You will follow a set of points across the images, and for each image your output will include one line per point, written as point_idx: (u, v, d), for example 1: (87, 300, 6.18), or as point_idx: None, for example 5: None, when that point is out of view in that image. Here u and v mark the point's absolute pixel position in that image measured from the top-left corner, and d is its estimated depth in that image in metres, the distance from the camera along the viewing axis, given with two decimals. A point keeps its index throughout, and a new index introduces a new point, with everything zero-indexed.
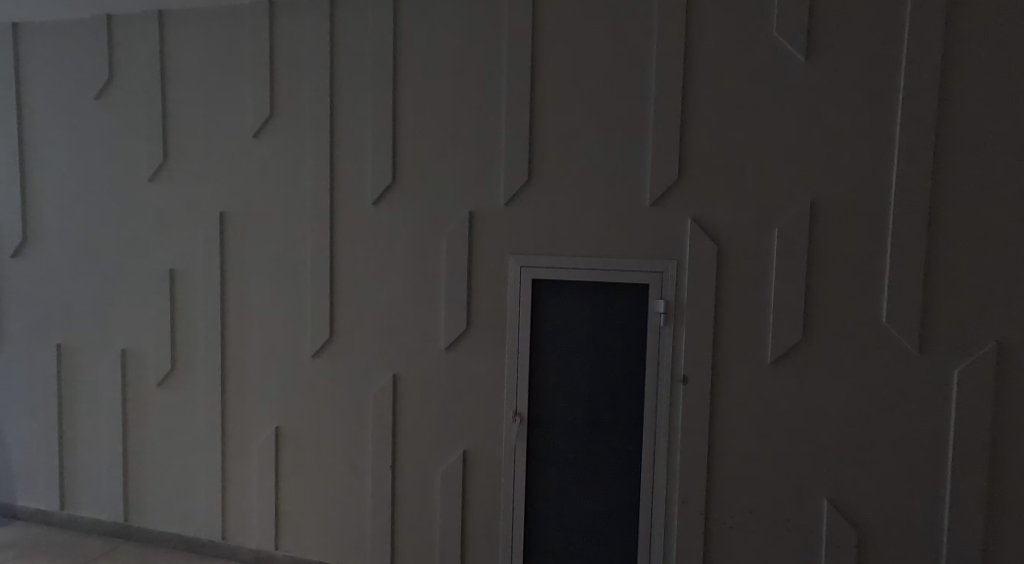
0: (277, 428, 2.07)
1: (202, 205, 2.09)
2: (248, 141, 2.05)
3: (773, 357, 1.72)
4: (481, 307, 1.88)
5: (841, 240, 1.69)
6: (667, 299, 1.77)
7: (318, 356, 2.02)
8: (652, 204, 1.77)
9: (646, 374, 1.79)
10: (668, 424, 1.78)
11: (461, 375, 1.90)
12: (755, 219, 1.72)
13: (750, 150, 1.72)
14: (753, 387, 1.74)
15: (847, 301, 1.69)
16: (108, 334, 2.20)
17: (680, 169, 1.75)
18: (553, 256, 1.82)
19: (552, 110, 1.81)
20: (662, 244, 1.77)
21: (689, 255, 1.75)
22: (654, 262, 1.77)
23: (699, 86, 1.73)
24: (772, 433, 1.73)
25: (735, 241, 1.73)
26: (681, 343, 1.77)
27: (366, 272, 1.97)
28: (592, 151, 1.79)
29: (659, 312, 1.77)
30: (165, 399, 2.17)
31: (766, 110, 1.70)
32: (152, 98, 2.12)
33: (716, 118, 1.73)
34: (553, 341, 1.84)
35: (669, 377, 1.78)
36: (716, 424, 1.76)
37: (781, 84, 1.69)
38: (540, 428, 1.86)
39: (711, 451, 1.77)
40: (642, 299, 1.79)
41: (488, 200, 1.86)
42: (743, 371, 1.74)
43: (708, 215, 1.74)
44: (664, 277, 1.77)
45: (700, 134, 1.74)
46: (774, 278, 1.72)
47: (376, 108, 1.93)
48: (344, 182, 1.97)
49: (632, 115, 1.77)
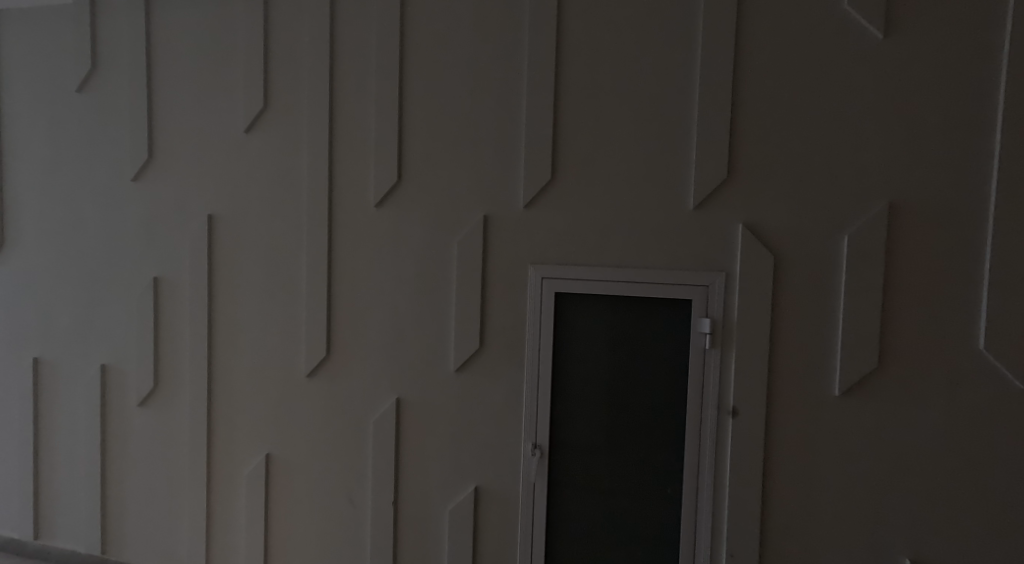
0: (268, 456, 1.85)
1: (190, 206, 1.89)
2: (239, 138, 1.84)
3: (842, 388, 1.50)
4: (496, 323, 1.67)
5: (918, 253, 1.47)
6: (713, 317, 1.55)
7: (313, 377, 1.81)
8: (696, 207, 1.55)
9: (689, 402, 1.57)
10: (715, 460, 1.56)
11: (472, 400, 1.69)
12: (817, 226, 1.51)
13: (809, 145, 1.50)
14: (814, 421, 1.52)
15: (924, 323, 1.48)
16: (89, 349, 1.99)
17: (732, 170, 1.53)
18: (581, 267, 1.61)
19: (581, 100, 1.60)
20: (707, 255, 1.55)
21: (738, 266, 1.54)
22: (698, 274, 1.55)
23: (756, 74, 1.52)
24: (842, 475, 1.51)
25: (794, 252, 1.52)
26: (730, 367, 1.55)
27: (369, 284, 1.76)
28: (627, 147, 1.58)
29: (705, 333, 1.55)
30: (148, 420, 1.96)
31: (830, 102, 1.49)
32: (138, 90, 1.92)
33: (774, 111, 1.51)
34: (580, 364, 1.62)
35: (714, 407, 1.56)
36: (771, 462, 1.54)
37: (850, 72, 1.48)
38: (564, 462, 1.64)
39: (765, 493, 1.55)
40: (683, 317, 1.58)
41: (506, 202, 1.65)
42: (806, 404, 1.52)
43: (760, 219, 1.53)
44: (709, 292, 1.55)
45: (756, 130, 1.52)
46: (838, 294, 1.50)
47: (382, 99, 1.72)
48: (344, 182, 1.77)
49: (673, 106, 1.56)
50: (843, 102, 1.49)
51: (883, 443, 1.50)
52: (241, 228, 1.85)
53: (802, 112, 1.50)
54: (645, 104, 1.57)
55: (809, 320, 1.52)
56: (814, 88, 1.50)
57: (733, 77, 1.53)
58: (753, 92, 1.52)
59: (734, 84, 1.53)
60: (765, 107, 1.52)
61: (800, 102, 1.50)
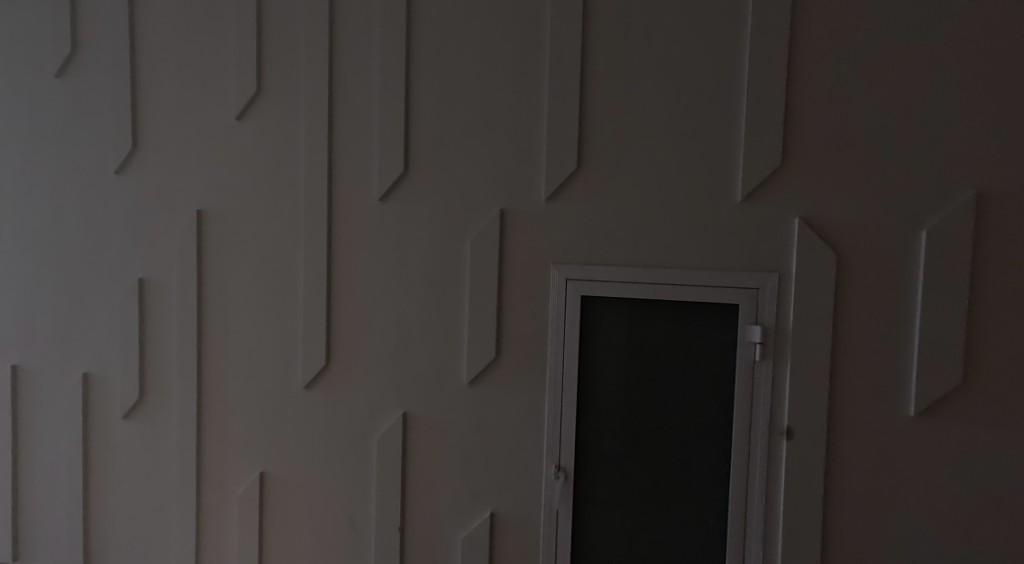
0: (261, 474, 1.70)
1: (176, 200, 1.72)
2: (230, 125, 1.67)
3: (919, 409, 1.38)
4: (515, 330, 1.52)
5: (1003, 263, 1.35)
6: (764, 325, 1.41)
7: (311, 389, 1.65)
8: (746, 198, 1.41)
9: (737, 418, 1.43)
10: (765, 484, 1.42)
11: (488, 415, 1.54)
12: (882, 217, 1.37)
13: (874, 132, 1.37)
14: (878, 436, 1.39)
15: (1007, 339, 1.35)
16: (68, 357, 1.81)
17: (787, 160, 1.40)
18: (614, 266, 1.46)
19: (609, 84, 1.46)
20: (756, 256, 1.41)
21: (794, 267, 1.40)
22: (747, 276, 1.41)
23: (813, 52, 1.38)
24: (913, 504, 1.39)
25: (856, 251, 1.38)
26: (783, 380, 1.41)
27: (371, 286, 1.60)
28: (661, 136, 1.44)
29: (755, 342, 1.41)
30: (132, 434, 1.79)
31: (898, 83, 1.36)
32: (121, 73, 1.73)
33: (834, 91, 1.38)
34: (610, 375, 1.48)
35: (766, 424, 1.42)
36: (831, 480, 1.41)
37: (921, 53, 1.36)
38: (597, 486, 1.49)
39: (825, 514, 1.41)
40: (729, 323, 1.43)
41: (525, 195, 1.50)
42: (876, 424, 1.39)
43: (819, 211, 1.39)
44: (758, 296, 1.41)
45: (814, 113, 1.39)
46: (903, 301, 1.38)
47: (386, 83, 1.56)
48: (345, 174, 1.61)
49: (713, 92, 1.42)
50: (912, 83, 1.36)
51: (961, 469, 1.38)
52: (234, 224, 1.68)
53: (866, 95, 1.37)
54: (682, 89, 1.43)
55: (871, 327, 1.39)
56: (880, 70, 1.37)
57: (788, 58, 1.39)
58: (812, 71, 1.38)
59: (790, 62, 1.39)
60: (825, 90, 1.38)
61: (865, 84, 1.37)
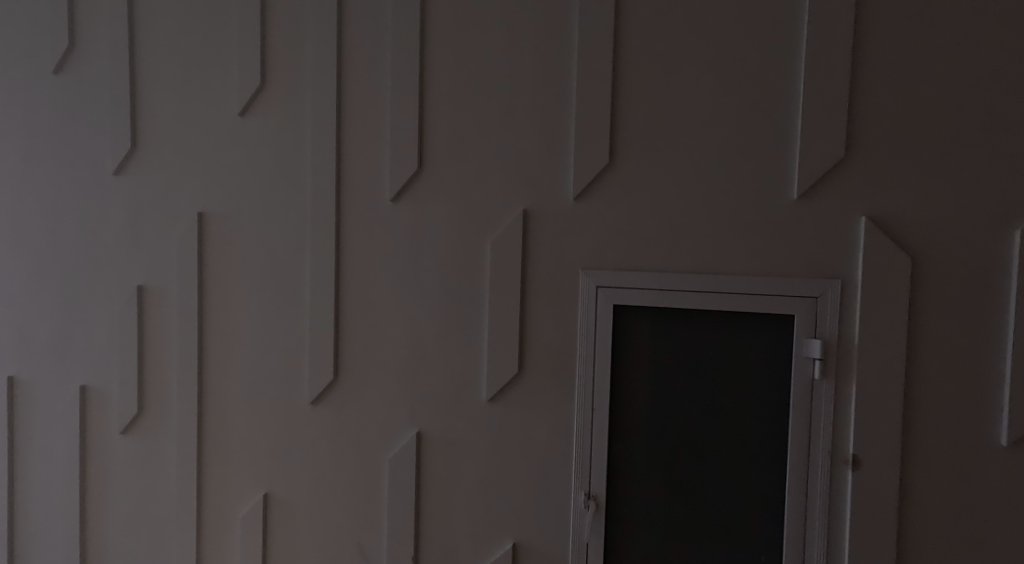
0: (265, 496, 1.57)
1: (177, 202, 1.60)
2: (234, 121, 1.55)
3: (1008, 439, 1.23)
4: (540, 343, 1.39)
5: None
6: (824, 339, 1.28)
7: (319, 405, 1.53)
8: (805, 198, 1.28)
9: (793, 441, 1.29)
10: (826, 516, 1.28)
11: (509, 436, 1.41)
12: (959, 220, 1.24)
13: (949, 122, 1.24)
14: (958, 465, 1.25)
15: None
16: (65, 369, 1.69)
17: (851, 155, 1.26)
18: (657, 273, 1.33)
19: (645, 74, 1.33)
20: (814, 262, 1.28)
21: (859, 274, 1.27)
22: (804, 284, 1.28)
23: (880, 35, 1.25)
24: (997, 543, 1.24)
25: (931, 258, 1.25)
26: (846, 400, 1.28)
27: (383, 295, 1.47)
28: (705, 129, 1.31)
29: (815, 358, 1.27)
30: (130, 451, 1.67)
31: (977, 68, 1.23)
32: (120, 66, 1.61)
33: (906, 79, 1.25)
34: (647, 394, 1.34)
35: (827, 449, 1.28)
36: (906, 511, 1.26)
37: (1005, 35, 1.22)
38: (637, 515, 1.35)
39: (899, 550, 1.27)
40: (784, 336, 1.29)
41: (551, 195, 1.37)
42: (956, 452, 1.25)
43: (888, 212, 1.26)
44: (817, 306, 1.28)
45: (882, 103, 1.25)
46: (982, 315, 1.24)
47: (398, 74, 1.44)
48: (354, 172, 1.48)
49: (761, 81, 1.29)
50: (993, 69, 1.22)
51: None
52: (238, 226, 1.56)
53: (941, 83, 1.24)
54: (728, 78, 1.30)
55: (949, 342, 1.25)
56: (957, 54, 1.23)
57: (853, 41, 1.26)
58: (879, 57, 1.25)
59: (856, 47, 1.26)
60: (893, 76, 1.25)
61: (940, 70, 1.24)
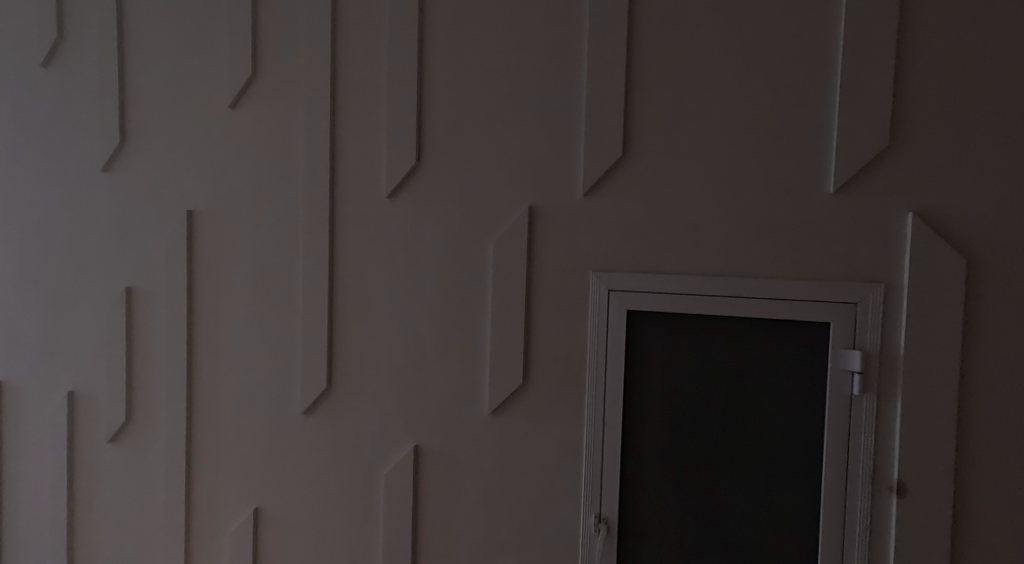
0: (255, 511, 1.47)
1: (166, 198, 1.50)
2: (224, 112, 1.45)
3: None
4: (547, 352, 1.28)
5: None
6: (864, 350, 1.16)
7: (311, 415, 1.42)
8: (842, 194, 1.16)
9: (828, 462, 1.17)
10: (864, 544, 1.17)
11: (514, 452, 1.30)
12: (1016, 218, 1.12)
13: (1003, 111, 1.12)
14: (1013, 489, 1.13)
15: None
16: (53, 374, 1.59)
17: (894, 147, 1.15)
18: (678, 277, 1.22)
19: (665, 60, 1.22)
20: (852, 265, 1.16)
21: (903, 278, 1.15)
22: (842, 290, 1.16)
23: (928, 14, 1.13)
24: None
25: (983, 261, 1.13)
26: (887, 418, 1.16)
27: (380, 298, 1.37)
28: (730, 118, 1.20)
29: (853, 371, 1.16)
30: (117, 463, 1.57)
31: None
32: (107, 53, 1.51)
33: (956, 62, 1.13)
34: (665, 409, 1.23)
35: (867, 470, 1.16)
36: (954, 540, 1.15)
37: None
38: (654, 541, 1.24)
39: None
40: (819, 346, 1.18)
41: (559, 190, 1.26)
42: (1011, 475, 1.13)
43: (935, 210, 1.14)
44: (856, 314, 1.16)
45: (929, 88, 1.14)
46: None
47: (395, 60, 1.33)
48: (349, 168, 1.38)
49: (791, 67, 1.17)
50: None
51: None
52: (228, 224, 1.46)
53: (996, 67, 1.12)
54: (755, 62, 1.18)
55: (1003, 353, 1.13)
56: (1014, 35, 1.11)
57: (898, 19, 1.14)
58: (926, 38, 1.13)
59: (900, 27, 1.14)
60: (943, 60, 1.13)
61: (994, 53, 1.12)
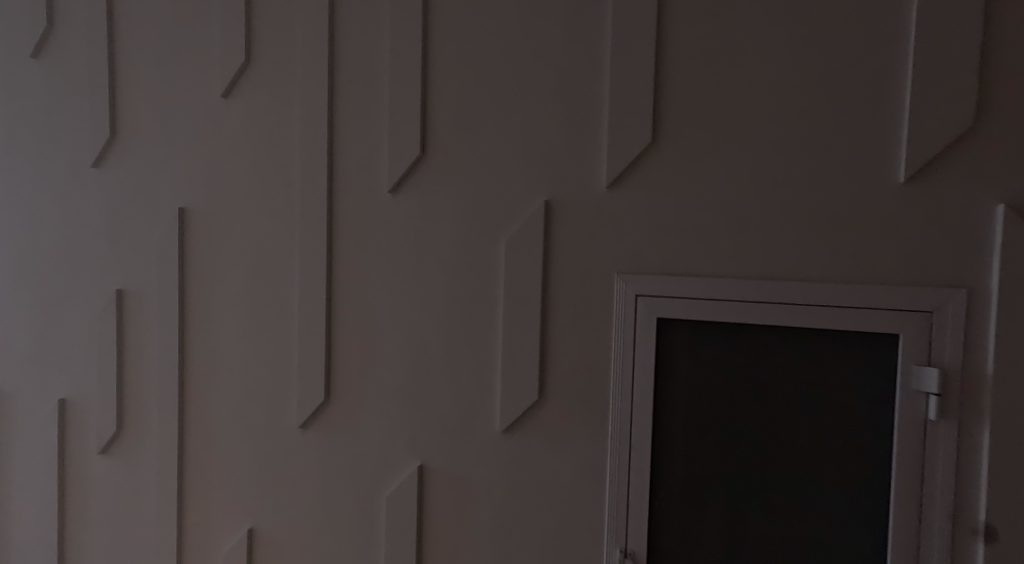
0: (249, 532, 1.34)
1: (157, 192, 1.37)
2: (217, 99, 1.32)
3: None
4: (568, 365, 1.14)
5: None
6: (942, 368, 1.01)
7: (309, 430, 1.29)
8: (913, 187, 1.01)
9: (896, 493, 1.02)
10: None
11: (530, 474, 1.17)
12: None
13: None
14: None
15: None
16: (42, 383, 1.48)
17: (976, 133, 1.00)
18: (722, 280, 1.07)
19: (706, 37, 1.07)
20: (925, 270, 1.01)
21: (983, 285, 1.00)
22: (914, 297, 1.01)
23: None
24: None
25: None
26: (964, 444, 1.01)
27: (383, 303, 1.23)
28: (781, 102, 1.05)
29: (930, 392, 1.01)
30: (106, 478, 1.45)
31: None
32: (95, 36, 1.39)
33: None
34: (706, 430, 1.09)
35: (939, 504, 1.01)
36: None
37: None
38: None
39: None
40: (885, 360, 1.03)
41: (584, 184, 1.12)
42: None
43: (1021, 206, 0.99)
44: (931, 325, 1.01)
45: (1016, 67, 0.98)
46: None
47: (400, 38, 1.20)
48: (349, 161, 1.25)
49: (851, 42, 1.03)
50: None
51: None
52: (223, 221, 1.34)
53: None
54: (810, 36, 1.04)
55: None
56: None
57: None
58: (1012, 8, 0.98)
59: None
60: None
61: None
